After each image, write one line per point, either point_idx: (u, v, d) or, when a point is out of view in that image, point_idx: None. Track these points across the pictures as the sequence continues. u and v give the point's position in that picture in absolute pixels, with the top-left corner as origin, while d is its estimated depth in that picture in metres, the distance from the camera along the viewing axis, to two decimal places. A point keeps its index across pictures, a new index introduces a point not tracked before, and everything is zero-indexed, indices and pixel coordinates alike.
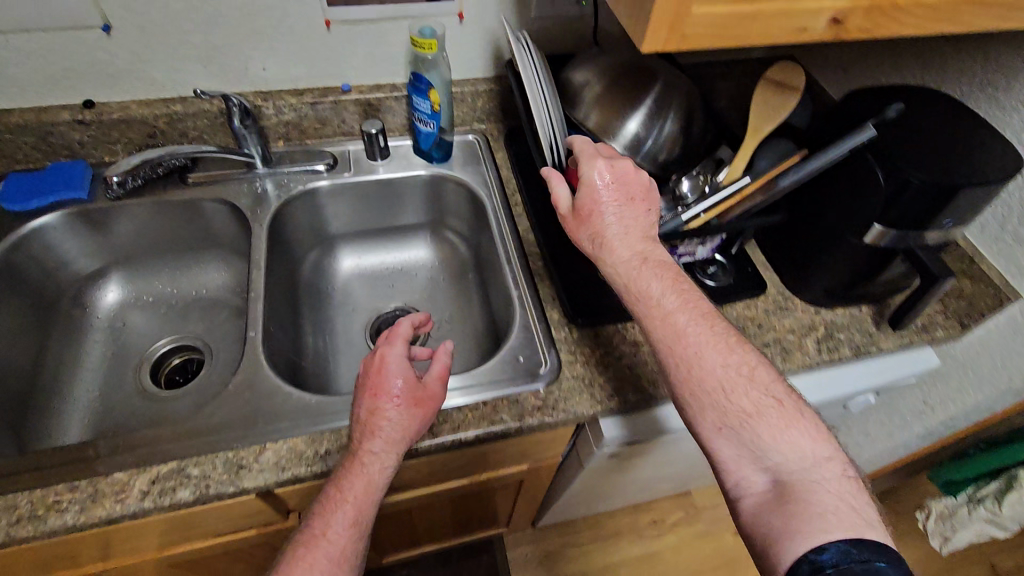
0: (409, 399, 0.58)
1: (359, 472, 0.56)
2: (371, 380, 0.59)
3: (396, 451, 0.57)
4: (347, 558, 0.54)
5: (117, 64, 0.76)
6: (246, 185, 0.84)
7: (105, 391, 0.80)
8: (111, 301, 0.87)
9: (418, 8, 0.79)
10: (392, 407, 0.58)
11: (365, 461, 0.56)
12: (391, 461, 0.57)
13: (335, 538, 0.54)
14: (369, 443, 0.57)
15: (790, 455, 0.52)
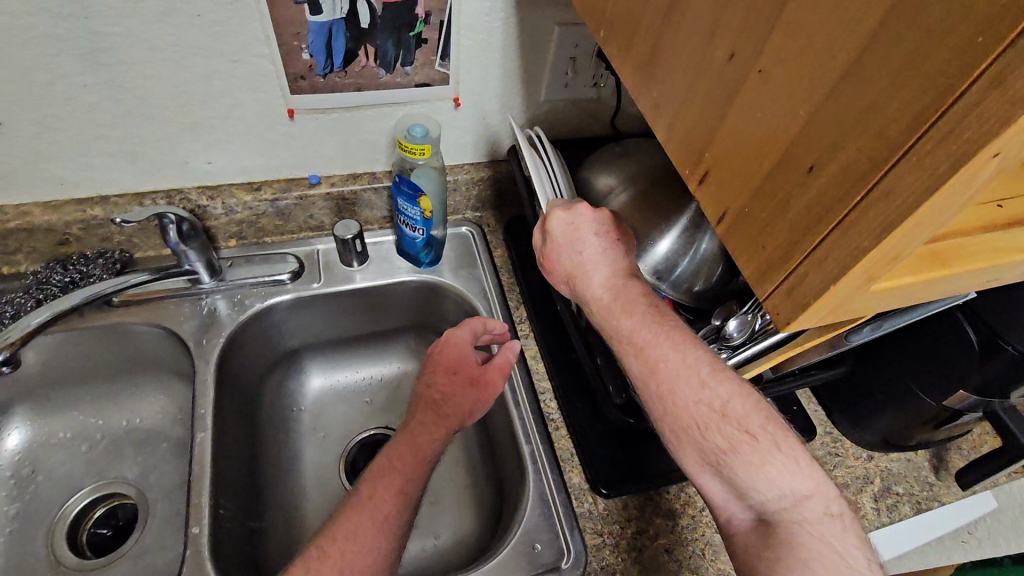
0: (467, 377, 0.60)
1: (412, 441, 0.56)
2: (432, 354, 0.63)
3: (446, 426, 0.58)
4: (391, 526, 0.50)
5: (10, 164, 0.59)
6: (189, 304, 0.69)
7: (8, 571, 0.64)
8: (15, 444, 0.69)
9: (406, 94, 0.65)
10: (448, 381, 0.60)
11: (416, 436, 0.56)
12: (441, 434, 0.57)
13: (381, 501, 0.50)
14: (422, 412, 0.59)
15: (771, 493, 0.42)
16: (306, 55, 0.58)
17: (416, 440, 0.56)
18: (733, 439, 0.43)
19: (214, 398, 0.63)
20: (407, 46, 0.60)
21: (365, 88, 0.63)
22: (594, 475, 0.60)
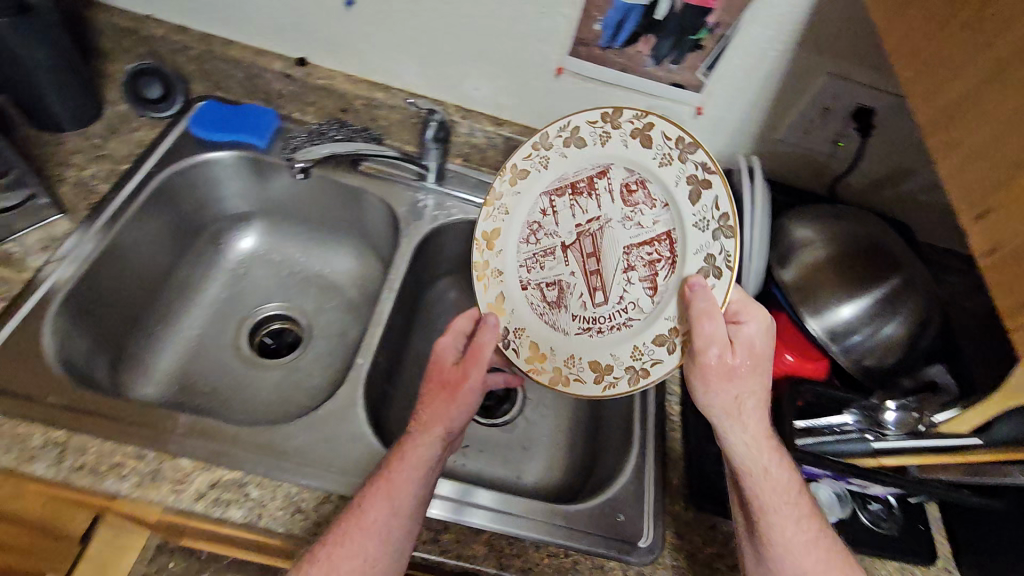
0: (455, 390, 0.57)
1: (402, 460, 0.52)
2: (434, 377, 0.58)
3: (439, 441, 0.54)
4: (388, 542, 0.49)
5: (343, 37, 0.74)
6: (409, 194, 0.81)
7: (204, 335, 0.78)
8: (243, 247, 0.85)
9: (661, 89, 0.71)
10: (448, 401, 0.56)
11: (408, 454, 0.53)
12: (436, 449, 0.54)
13: (372, 521, 0.49)
14: (416, 432, 0.55)
15: None
16: (598, 26, 0.66)
17: (406, 453, 0.53)
18: None
19: (401, 272, 0.74)
20: (684, 47, 0.66)
21: (629, 71, 0.70)
22: (694, 489, 0.60)
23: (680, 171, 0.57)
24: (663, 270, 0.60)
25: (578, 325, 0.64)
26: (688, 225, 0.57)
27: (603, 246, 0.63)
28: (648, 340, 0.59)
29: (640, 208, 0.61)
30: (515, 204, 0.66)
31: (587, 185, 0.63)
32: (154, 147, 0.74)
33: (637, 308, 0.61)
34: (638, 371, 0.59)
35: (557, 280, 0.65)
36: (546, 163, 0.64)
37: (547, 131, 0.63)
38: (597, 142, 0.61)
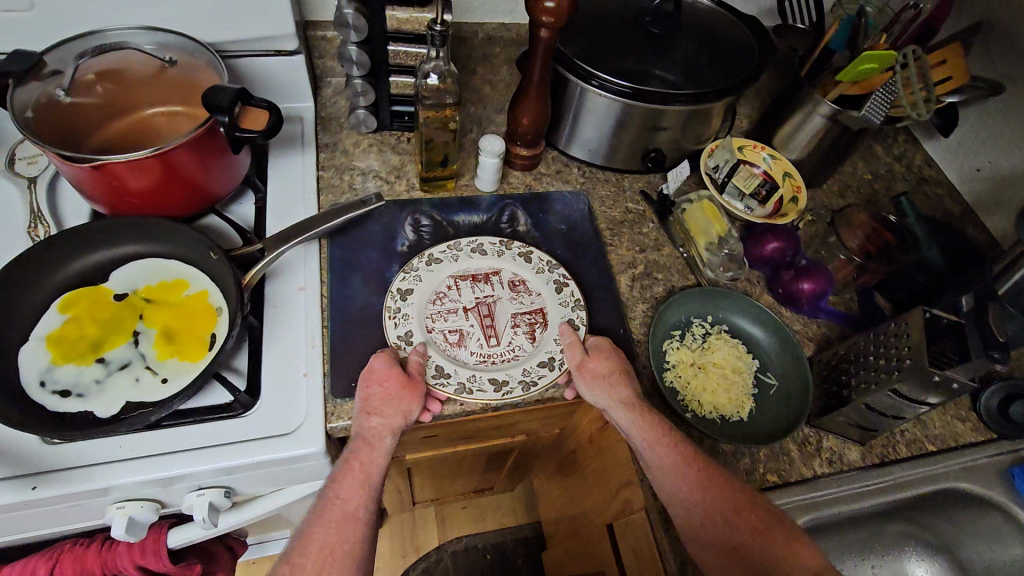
0: (405, 382, 0.58)
1: (382, 428, 0.56)
2: (376, 390, 0.58)
3: (411, 400, 0.58)
4: (365, 500, 0.55)
5: None
6: None
7: None
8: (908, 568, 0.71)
9: None
10: (388, 385, 0.58)
11: (374, 418, 0.57)
12: (410, 409, 0.58)
13: (359, 485, 0.55)
14: (366, 420, 0.57)
15: None
16: None
17: (370, 442, 0.56)
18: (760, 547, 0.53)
19: None
20: None
21: None
22: None
23: (547, 275, 0.70)
24: (539, 330, 0.66)
25: (474, 356, 0.64)
26: (555, 305, 0.68)
27: (498, 311, 0.67)
28: (534, 364, 0.64)
29: (525, 291, 0.69)
30: (428, 278, 0.68)
31: (483, 277, 0.69)
32: (966, 449, 0.67)
33: (522, 349, 0.65)
34: (527, 380, 0.62)
35: (456, 329, 0.65)
36: (456, 253, 0.70)
37: (461, 240, 0.71)
38: (493, 254, 0.71)
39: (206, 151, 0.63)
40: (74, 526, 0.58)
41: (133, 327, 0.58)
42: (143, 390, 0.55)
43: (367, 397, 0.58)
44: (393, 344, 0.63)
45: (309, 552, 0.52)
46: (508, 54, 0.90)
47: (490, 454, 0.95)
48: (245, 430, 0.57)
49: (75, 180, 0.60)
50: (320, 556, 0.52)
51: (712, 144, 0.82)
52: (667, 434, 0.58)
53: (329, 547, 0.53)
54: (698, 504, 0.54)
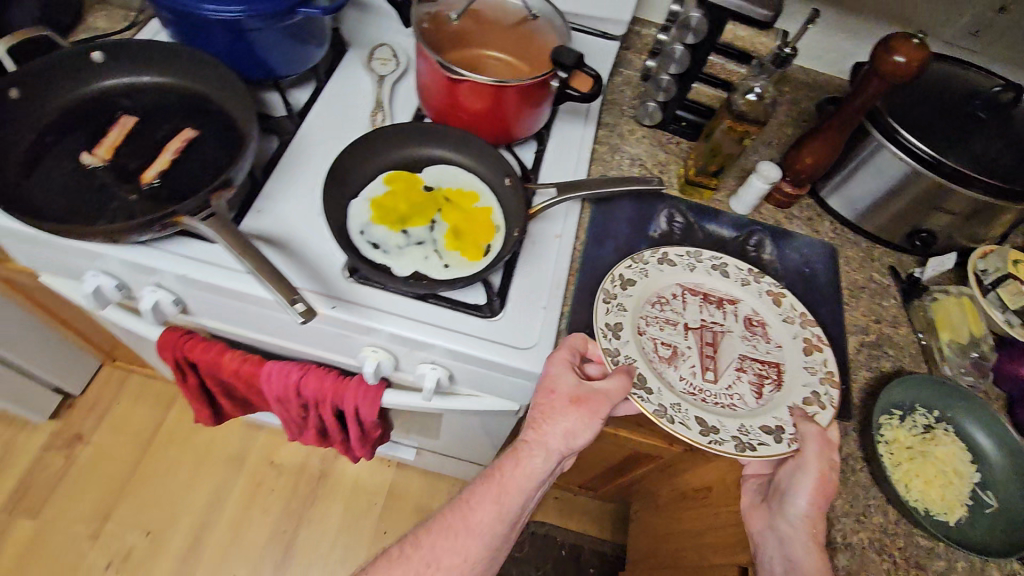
0: (581, 404, 0.60)
1: (539, 444, 0.60)
2: (542, 392, 0.61)
3: (575, 420, 0.60)
4: (507, 514, 0.61)
5: None
6: None
7: None
8: None
9: None
10: (561, 405, 0.60)
11: (537, 425, 0.61)
12: (569, 430, 0.60)
13: (500, 497, 0.61)
14: (528, 434, 0.61)
15: None
16: None
17: (517, 459, 0.61)
18: None
19: None
20: None
21: None
22: None
23: (797, 331, 0.69)
24: (767, 384, 0.65)
25: (684, 385, 0.64)
26: (799, 366, 0.66)
27: (722, 346, 0.68)
28: (755, 425, 0.62)
29: (758, 338, 0.69)
30: (656, 278, 0.70)
31: (717, 301, 0.71)
32: None
33: (740, 399, 0.64)
34: (747, 442, 0.59)
35: (671, 345, 0.67)
36: (693, 266, 0.72)
37: (703, 252, 0.73)
38: (737, 281, 0.72)
39: (530, 98, 0.72)
40: (329, 353, 0.70)
41: (432, 215, 0.69)
42: (428, 266, 0.65)
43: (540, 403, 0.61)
44: (596, 330, 0.64)
45: (450, 543, 0.60)
46: (795, 95, 0.92)
47: (627, 453, 0.98)
48: (487, 330, 0.65)
49: (427, 86, 0.73)
50: (456, 548, 0.60)
51: (987, 247, 0.78)
52: (815, 541, 0.58)
53: (467, 543, 0.60)
54: None
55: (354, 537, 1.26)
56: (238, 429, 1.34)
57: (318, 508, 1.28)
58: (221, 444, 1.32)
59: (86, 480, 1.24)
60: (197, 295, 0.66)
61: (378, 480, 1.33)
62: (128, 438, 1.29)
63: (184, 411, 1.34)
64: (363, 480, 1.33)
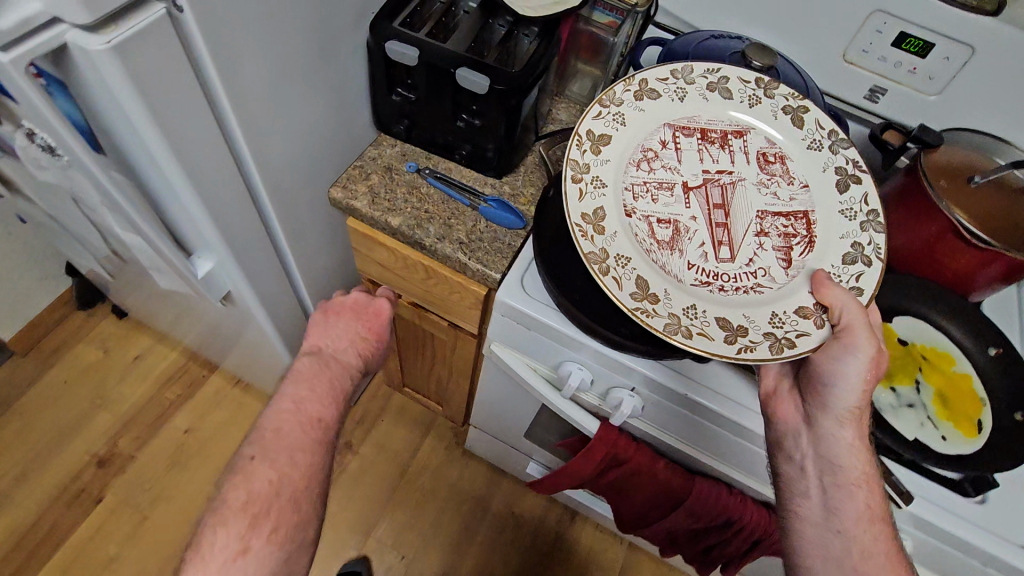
0: (374, 319, 0.74)
1: (336, 343, 0.71)
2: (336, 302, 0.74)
3: (369, 335, 0.73)
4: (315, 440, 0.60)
5: None
6: None
7: None
8: None
9: None
10: (347, 318, 0.73)
11: (336, 333, 0.71)
12: (350, 337, 0.71)
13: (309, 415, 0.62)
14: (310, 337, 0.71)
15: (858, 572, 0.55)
16: None
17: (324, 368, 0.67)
18: (856, 523, 0.56)
19: None
20: None
21: None
22: None
23: (826, 159, 0.59)
24: (799, 245, 0.57)
25: (695, 275, 0.55)
26: (835, 213, 0.58)
27: (733, 201, 0.58)
28: (790, 310, 0.55)
29: (776, 179, 0.59)
30: (629, 117, 0.59)
31: (721, 138, 0.60)
32: None
33: (768, 278, 0.56)
34: (783, 340, 0.53)
35: (670, 223, 0.56)
36: (682, 95, 0.60)
37: (693, 67, 0.61)
38: (743, 99, 0.61)
39: (1011, 274, 0.69)
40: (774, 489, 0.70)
41: (915, 375, 0.67)
42: (927, 435, 0.64)
43: (327, 315, 0.73)
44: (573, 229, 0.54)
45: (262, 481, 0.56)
46: None
47: None
48: (983, 518, 0.62)
49: (908, 223, 0.72)
50: (272, 484, 0.56)
51: None
52: (856, 423, 0.57)
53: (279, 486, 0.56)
54: (829, 459, 0.58)
55: None
56: (484, 471, 1.38)
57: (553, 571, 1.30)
58: (468, 483, 1.37)
59: (351, 490, 1.32)
60: (668, 409, 0.68)
61: (608, 555, 1.33)
62: (390, 455, 1.37)
63: (438, 440, 1.40)
64: (593, 555, 1.33)
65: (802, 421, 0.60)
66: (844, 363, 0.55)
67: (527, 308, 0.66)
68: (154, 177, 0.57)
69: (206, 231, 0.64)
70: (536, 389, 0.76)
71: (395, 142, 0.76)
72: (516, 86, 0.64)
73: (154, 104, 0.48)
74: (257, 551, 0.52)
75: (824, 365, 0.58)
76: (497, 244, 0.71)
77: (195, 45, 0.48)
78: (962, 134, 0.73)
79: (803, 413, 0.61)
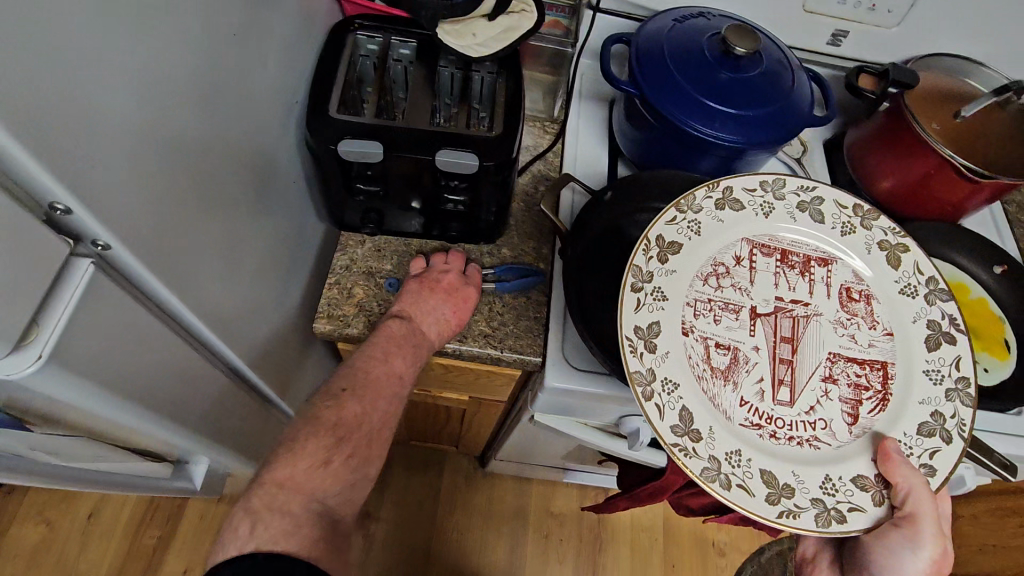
0: (463, 296, 0.60)
1: (405, 330, 0.58)
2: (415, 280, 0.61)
3: (460, 307, 0.60)
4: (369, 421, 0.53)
5: None
6: None
7: None
8: None
9: None
10: (444, 293, 0.60)
11: (425, 311, 0.59)
12: (440, 313, 0.59)
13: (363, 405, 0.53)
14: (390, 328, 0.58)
15: None
16: None
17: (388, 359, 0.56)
18: None
19: None
20: None
21: None
22: None
23: (921, 311, 0.55)
24: (867, 399, 0.52)
25: (746, 415, 0.50)
26: (917, 370, 0.53)
27: (803, 335, 0.54)
28: (847, 478, 0.48)
29: (857, 320, 0.55)
30: (704, 232, 0.56)
31: (805, 263, 0.57)
32: None
33: (824, 431, 0.51)
34: (833, 513, 0.46)
35: (729, 349, 0.53)
36: (768, 211, 0.58)
37: (784, 182, 0.60)
38: (835, 226, 0.59)
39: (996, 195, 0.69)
40: None
41: None
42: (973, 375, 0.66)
43: (414, 294, 0.60)
44: (625, 339, 0.49)
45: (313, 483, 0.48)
46: None
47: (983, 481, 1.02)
48: None
49: (899, 164, 0.71)
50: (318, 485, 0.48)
51: None
52: None
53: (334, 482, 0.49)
54: None
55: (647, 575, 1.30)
56: (511, 484, 1.36)
57: (608, 552, 1.31)
58: (501, 503, 1.34)
59: (389, 558, 1.25)
60: None
61: (651, 515, 1.36)
62: (416, 505, 1.31)
63: (457, 472, 1.35)
64: (637, 519, 1.36)
65: None
66: (904, 558, 0.55)
67: (586, 388, 0.59)
68: (114, 432, 0.43)
69: (195, 446, 0.51)
70: (594, 443, 0.71)
71: (363, 239, 0.65)
72: (506, 159, 0.54)
73: (118, 381, 0.35)
74: (341, 464, 0.50)
75: (879, 561, 0.56)
76: (522, 322, 0.63)
77: (154, 288, 0.37)
78: (933, 60, 0.73)
79: None
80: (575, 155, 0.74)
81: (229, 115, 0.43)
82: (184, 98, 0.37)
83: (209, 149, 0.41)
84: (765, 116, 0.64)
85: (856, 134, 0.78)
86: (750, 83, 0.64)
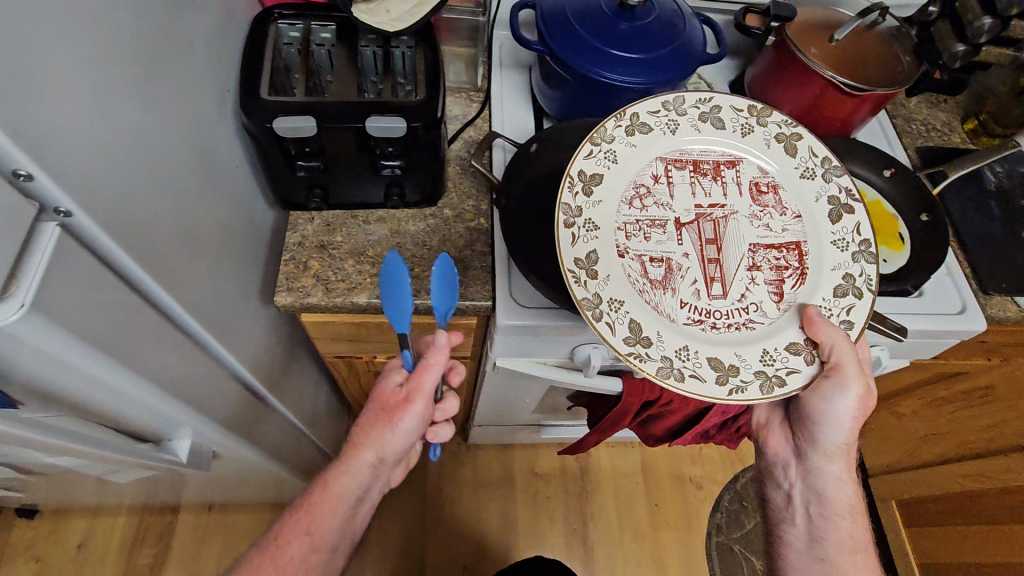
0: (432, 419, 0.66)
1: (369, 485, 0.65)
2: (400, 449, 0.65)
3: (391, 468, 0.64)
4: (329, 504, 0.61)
5: None
6: None
7: None
8: None
9: None
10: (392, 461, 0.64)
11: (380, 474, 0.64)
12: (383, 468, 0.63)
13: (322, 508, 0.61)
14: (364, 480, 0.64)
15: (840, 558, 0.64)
16: None
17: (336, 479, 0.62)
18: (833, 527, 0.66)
19: None
20: None
21: None
22: None
23: (820, 190, 0.63)
24: (788, 276, 0.60)
25: (688, 314, 0.57)
26: (826, 243, 0.61)
27: (725, 235, 0.61)
28: (781, 348, 0.56)
29: (769, 210, 0.63)
30: (620, 160, 0.62)
31: (712, 171, 0.64)
32: None
33: (758, 311, 0.58)
34: (774, 379, 0.54)
35: (662, 260, 0.59)
36: (675, 127, 0.64)
37: (684, 98, 0.65)
38: (734, 129, 0.65)
39: (878, 106, 0.78)
40: None
41: None
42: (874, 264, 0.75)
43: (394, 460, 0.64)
44: (568, 271, 0.55)
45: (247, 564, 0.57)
46: None
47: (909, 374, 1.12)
48: (929, 305, 0.74)
49: (789, 90, 0.79)
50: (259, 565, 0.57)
51: None
52: (842, 456, 0.67)
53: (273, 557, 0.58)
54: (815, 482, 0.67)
55: (633, 516, 1.38)
56: (495, 452, 1.41)
57: (594, 501, 1.38)
58: (488, 472, 1.39)
59: (386, 539, 1.29)
60: None
61: (630, 462, 1.44)
62: (406, 487, 1.35)
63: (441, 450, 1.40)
64: (618, 467, 1.43)
65: (789, 452, 0.70)
66: (836, 402, 0.62)
67: (534, 319, 0.64)
68: (102, 402, 0.47)
69: (180, 416, 0.55)
70: (554, 378, 0.77)
71: (311, 216, 0.69)
72: (432, 118, 0.59)
73: (96, 338, 0.39)
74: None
75: (816, 407, 0.64)
76: (471, 273, 0.68)
77: (116, 257, 0.40)
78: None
79: (793, 444, 0.70)
80: (503, 118, 0.80)
81: (169, 99, 0.47)
82: (127, 82, 0.41)
83: (154, 131, 0.44)
84: (665, 57, 0.70)
85: (752, 72, 0.86)
86: (647, 29, 0.71)
